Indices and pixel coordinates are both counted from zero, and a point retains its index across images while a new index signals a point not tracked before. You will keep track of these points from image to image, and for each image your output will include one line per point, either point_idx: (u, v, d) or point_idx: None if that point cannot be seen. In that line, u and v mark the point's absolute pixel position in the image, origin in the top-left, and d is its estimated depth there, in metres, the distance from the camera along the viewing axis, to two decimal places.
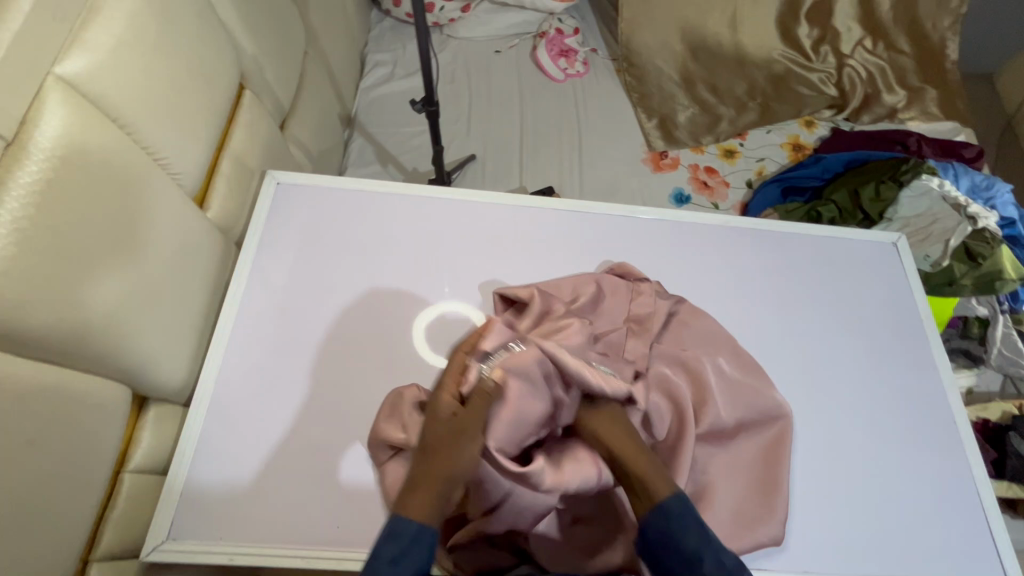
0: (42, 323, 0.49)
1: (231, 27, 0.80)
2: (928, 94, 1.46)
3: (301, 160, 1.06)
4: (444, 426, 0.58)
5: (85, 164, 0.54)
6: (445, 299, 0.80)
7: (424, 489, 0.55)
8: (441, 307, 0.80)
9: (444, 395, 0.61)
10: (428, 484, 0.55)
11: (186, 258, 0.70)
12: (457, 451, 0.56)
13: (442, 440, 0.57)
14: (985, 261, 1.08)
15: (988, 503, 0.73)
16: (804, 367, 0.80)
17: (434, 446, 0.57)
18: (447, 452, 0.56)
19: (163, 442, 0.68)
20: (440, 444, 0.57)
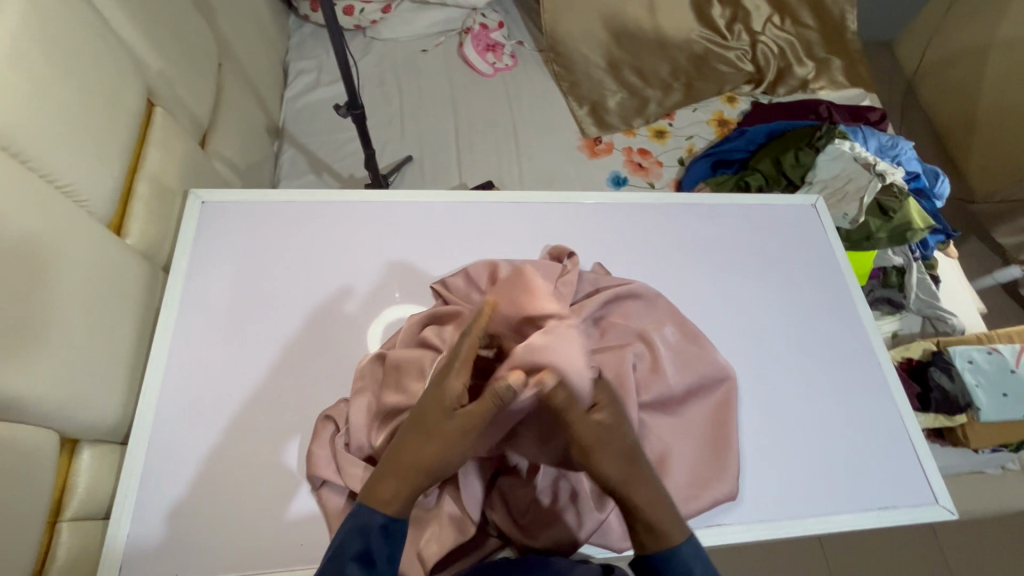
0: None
1: (129, 41, 0.76)
2: (834, 64, 1.56)
3: (227, 176, 1.02)
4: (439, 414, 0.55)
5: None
6: (393, 305, 0.80)
7: (399, 474, 0.55)
8: (387, 314, 0.79)
9: (454, 381, 0.56)
10: (402, 472, 0.54)
11: (106, 288, 0.66)
12: (441, 439, 0.54)
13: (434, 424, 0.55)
14: (896, 214, 1.17)
15: (915, 434, 0.79)
16: (743, 329, 0.84)
17: (424, 430, 0.55)
18: (427, 435, 0.55)
19: (104, 485, 0.65)
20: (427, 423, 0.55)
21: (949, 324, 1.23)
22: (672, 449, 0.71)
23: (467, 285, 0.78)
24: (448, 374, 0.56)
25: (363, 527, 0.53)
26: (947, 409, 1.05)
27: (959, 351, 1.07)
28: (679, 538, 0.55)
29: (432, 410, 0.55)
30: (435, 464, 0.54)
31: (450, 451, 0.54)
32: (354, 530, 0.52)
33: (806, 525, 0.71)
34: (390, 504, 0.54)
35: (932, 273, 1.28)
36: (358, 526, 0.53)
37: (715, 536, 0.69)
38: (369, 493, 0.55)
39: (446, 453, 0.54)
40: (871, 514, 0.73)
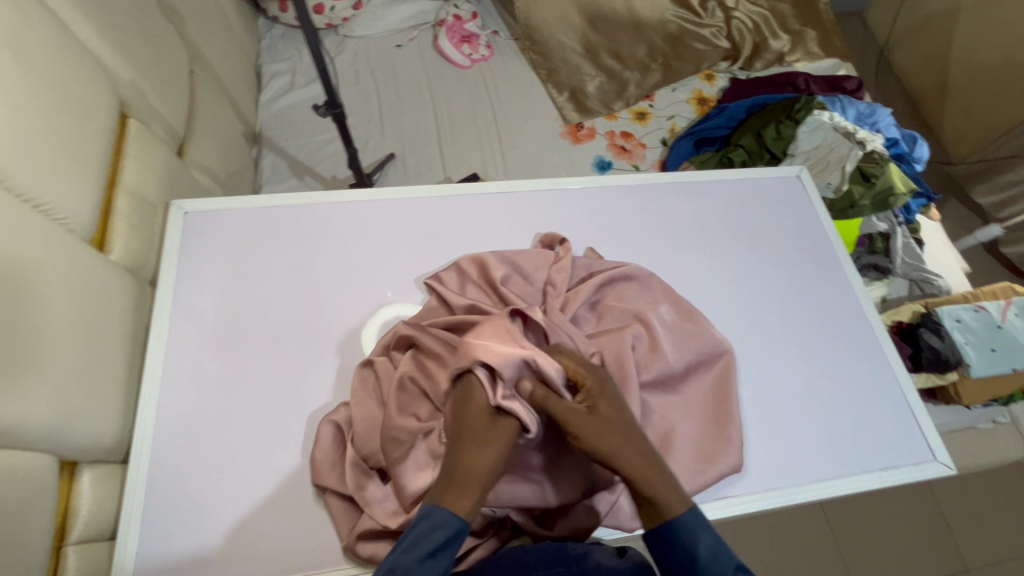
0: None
1: (97, 53, 0.73)
2: (808, 36, 1.56)
3: (208, 185, 1.00)
4: (485, 422, 0.58)
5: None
6: (390, 303, 0.79)
7: (468, 484, 0.55)
8: (384, 314, 0.78)
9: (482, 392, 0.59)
10: (472, 481, 0.55)
11: (92, 307, 0.64)
12: (496, 443, 0.57)
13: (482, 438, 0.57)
14: (878, 180, 1.19)
15: (910, 395, 0.81)
16: (738, 304, 0.85)
17: (479, 440, 0.57)
18: (479, 444, 0.57)
19: (107, 507, 0.64)
20: (480, 436, 0.57)
21: (935, 285, 1.25)
22: (676, 426, 0.71)
23: (460, 279, 0.77)
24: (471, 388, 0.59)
25: (437, 523, 0.52)
26: (938, 366, 1.06)
27: (947, 311, 1.09)
28: (679, 507, 0.56)
29: (477, 424, 0.58)
30: (498, 465, 0.56)
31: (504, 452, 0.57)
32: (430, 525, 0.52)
33: (811, 491, 0.72)
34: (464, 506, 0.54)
35: (916, 237, 1.30)
36: (427, 522, 0.53)
37: (722, 509, 0.70)
38: (437, 497, 0.55)
39: (502, 455, 0.57)
40: (872, 476, 0.74)
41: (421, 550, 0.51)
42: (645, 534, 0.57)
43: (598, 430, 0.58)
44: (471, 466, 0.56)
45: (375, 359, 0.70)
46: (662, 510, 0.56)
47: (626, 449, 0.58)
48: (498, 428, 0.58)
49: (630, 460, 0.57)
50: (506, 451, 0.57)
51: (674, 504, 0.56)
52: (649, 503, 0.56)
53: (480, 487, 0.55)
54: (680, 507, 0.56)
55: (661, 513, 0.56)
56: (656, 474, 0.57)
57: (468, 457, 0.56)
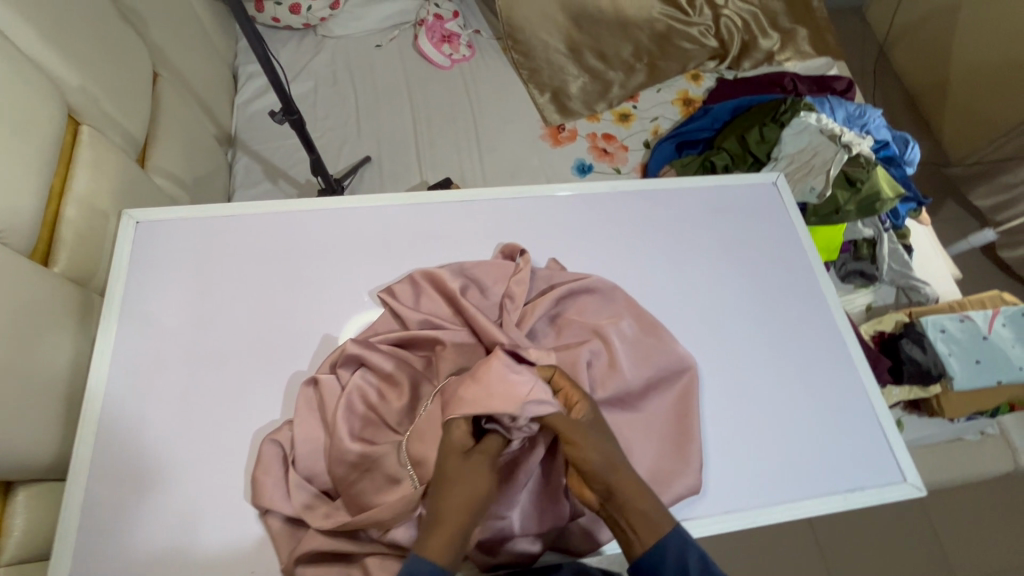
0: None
1: (43, 59, 0.72)
2: (799, 34, 1.52)
3: (171, 190, 0.99)
4: (460, 457, 0.57)
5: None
6: (347, 322, 0.77)
7: (446, 525, 0.54)
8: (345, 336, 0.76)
9: (455, 428, 0.58)
10: (449, 521, 0.54)
11: (31, 322, 0.63)
12: (475, 477, 0.56)
13: (464, 476, 0.56)
14: (864, 184, 1.15)
15: (881, 413, 0.78)
16: (706, 316, 0.82)
17: (453, 479, 0.55)
18: (460, 483, 0.55)
19: (44, 527, 0.62)
20: (459, 474, 0.56)
21: (923, 292, 1.21)
22: (633, 446, 0.69)
23: (414, 292, 0.75)
24: (449, 422, 0.58)
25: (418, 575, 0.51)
26: (920, 380, 1.03)
27: (931, 321, 1.06)
28: (667, 527, 0.58)
29: (455, 458, 0.57)
30: (476, 500, 0.55)
31: (484, 482, 0.56)
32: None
33: (773, 513, 0.70)
34: (442, 552, 0.53)
35: (904, 243, 1.26)
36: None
37: (679, 532, 0.68)
38: (419, 546, 0.53)
39: (480, 487, 0.56)
40: (838, 497, 0.72)
41: None
42: (641, 554, 0.57)
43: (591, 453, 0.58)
44: (448, 506, 0.54)
45: (320, 377, 0.68)
46: (653, 527, 0.57)
47: (621, 472, 0.58)
48: (475, 461, 0.57)
49: (620, 482, 0.58)
50: (487, 482, 0.56)
51: (663, 524, 0.57)
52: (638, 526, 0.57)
53: (458, 527, 0.54)
54: (665, 527, 0.58)
55: (653, 531, 0.57)
56: (644, 497, 0.58)
57: (450, 497, 0.55)
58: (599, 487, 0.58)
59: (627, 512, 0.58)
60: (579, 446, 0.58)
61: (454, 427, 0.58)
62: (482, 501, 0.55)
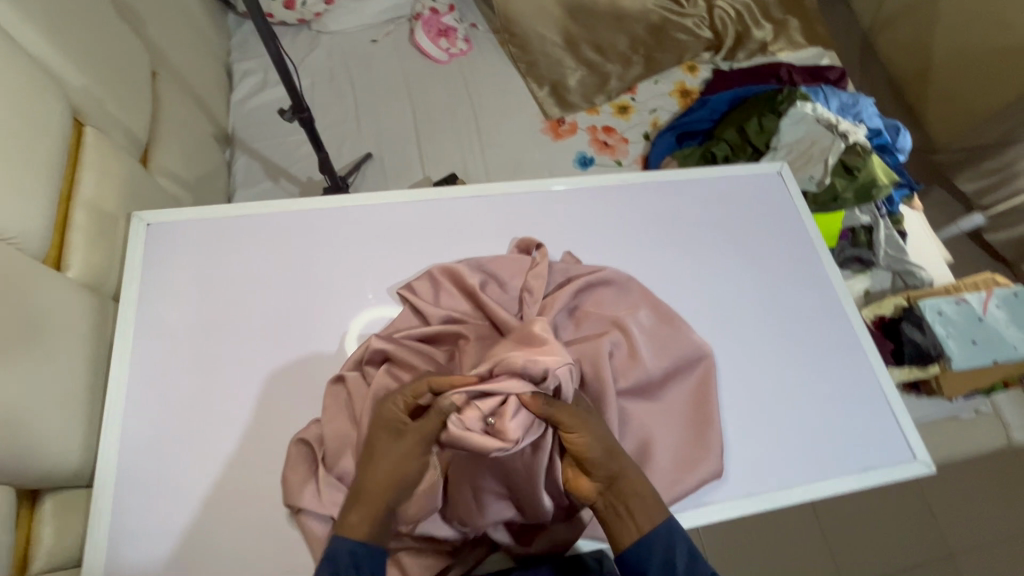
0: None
1: (47, 59, 0.70)
2: (791, 25, 1.54)
3: (175, 191, 0.97)
4: (389, 436, 0.60)
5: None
6: (367, 307, 0.77)
7: (366, 499, 0.58)
8: (351, 332, 0.76)
9: (394, 404, 0.60)
10: (370, 498, 0.58)
11: (49, 329, 0.62)
12: (401, 458, 0.58)
13: (386, 451, 0.59)
14: (861, 172, 1.18)
15: (890, 395, 0.80)
16: (720, 304, 0.84)
17: (379, 454, 0.59)
18: (383, 458, 0.59)
19: (72, 534, 0.62)
20: (384, 453, 0.59)
21: (918, 278, 1.24)
22: (655, 433, 0.71)
23: (434, 289, 0.75)
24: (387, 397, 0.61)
25: (335, 549, 0.56)
26: (919, 361, 1.08)
27: (929, 305, 1.08)
28: (660, 517, 0.60)
29: (388, 436, 0.60)
30: (397, 476, 0.58)
31: (409, 461, 0.58)
32: (326, 555, 0.56)
33: (792, 495, 0.72)
34: (359, 528, 0.57)
35: (899, 229, 1.29)
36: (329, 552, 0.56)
37: (704, 517, 0.69)
38: (341, 520, 0.58)
39: (406, 467, 0.58)
40: (853, 478, 0.74)
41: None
42: (630, 542, 0.59)
43: (590, 443, 0.59)
44: (372, 483, 0.58)
45: (346, 374, 0.68)
46: (648, 513, 0.59)
47: (619, 457, 0.60)
48: (402, 439, 0.59)
49: (619, 468, 0.60)
50: (411, 459, 0.58)
51: (659, 511, 0.60)
52: (632, 516, 0.59)
53: (379, 504, 0.58)
54: (660, 515, 0.60)
55: (648, 517, 0.59)
56: (641, 484, 0.60)
57: (375, 472, 0.59)
58: (599, 474, 0.59)
59: (625, 498, 0.59)
60: (577, 435, 0.59)
61: (390, 404, 0.60)
62: (404, 477, 0.58)
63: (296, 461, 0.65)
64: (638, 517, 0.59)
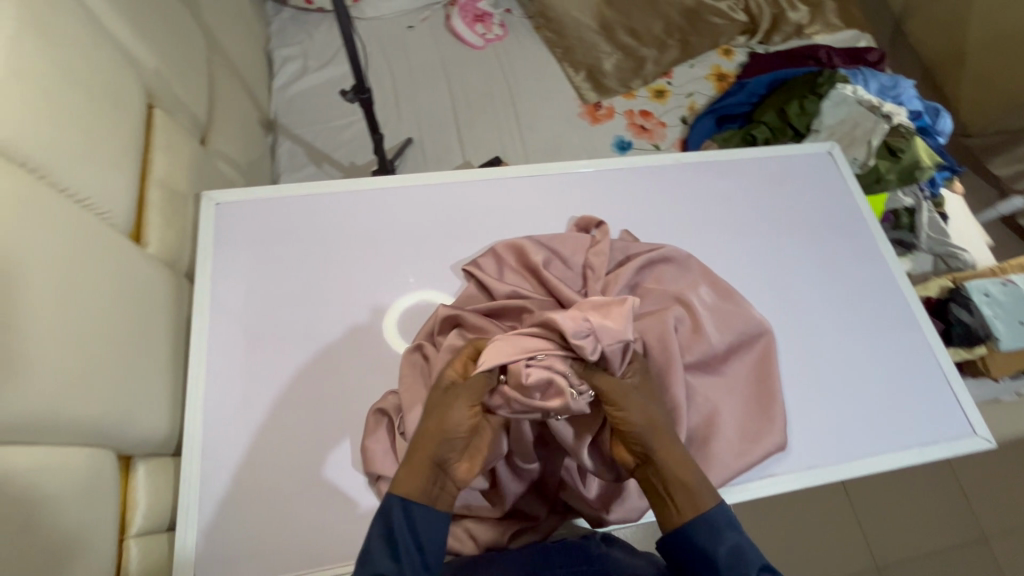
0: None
1: (122, 41, 0.72)
2: (827, 6, 1.53)
3: (232, 174, 0.99)
4: (440, 394, 0.59)
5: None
6: (409, 291, 0.79)
7: (419, 458, 0.56)
8: (391, 314, 0.77)
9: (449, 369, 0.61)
10: (422, 452, 0.56)
11: (138, 303, 0.65)
12: (451, 412, 0.56)
13: (440, 404, 0.58)
14: (904, 153, 1.17)
15: (949, 371, 0.81)
16: (776, 283, 0.84)
17: (434, 408, 0.58)
18: (437, 412, 0.57)
19: (162, 499, 0.65)
20: (437, 409, 0.58)
21: (961, 259, 1.24)
22: (720, 407, 0.72)
23: (498, 265, 0.78)
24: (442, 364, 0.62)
25: (387, 511, 0.54)
26: (967, 342, 1.07)
27: (975, 286, 1.09)
28: (710, 503, 0.56)
29: (438, 395, 0.59)
30: (451, 432, 0.56)
31: (460, 415, 0.56)
32: (379, 514, 0.54)
33: (853, 467, 0.73)
34: (413, 483, 0.55)
35: (941, 211, 1.28)
36: (382, 509, 0.54)
37: (768, 487, 0.71)
38: (394, 479, 0.56)
39: (458, 420, 0.56)
40: (913, 451, 0.75)
41: (373, 542, 0.53)
42: (675, 526, 0.55)
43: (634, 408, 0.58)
44: (423, 437, 0.56)
45: (422, 345, 0.71)
46: (694, 499, 0.55)
47: (663, 435, 0.58)
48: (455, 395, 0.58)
49: (664, 450, 0.57)
50: (467, 411, 0.57)
51: (706, 495, 0.56)
52: (678, 491, 0.56)
53: (430, 459, 0.55)
54: (708, 502, 0.56)
55: (694, 501, 0.56)
56: (687, 467, 0.57)
57: (431, 425, 0.57)
58: (639, 449, 0.58)
59: (668, 480, 0.56)
60: (620, 409, 0.58)
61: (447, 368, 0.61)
62: (456, 429, 0.56)
63: (374, 431, 0.68)
64: (679, 495, 0.56)
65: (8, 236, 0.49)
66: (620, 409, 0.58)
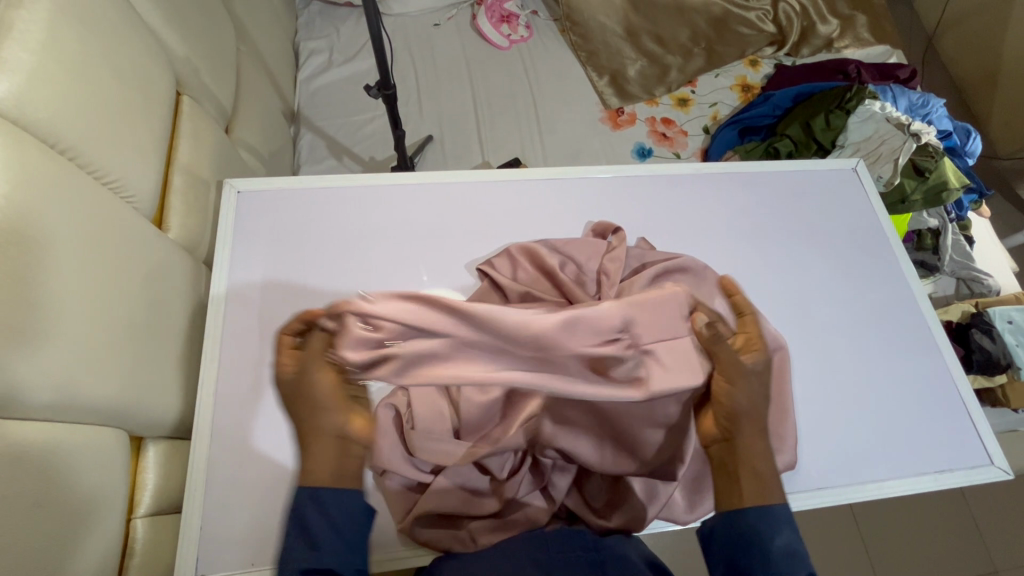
0: (5, 373, 0.45)
1: (155, 28, 0.74)
2: (859, 20, 1.49)
3: (253, 164, 1.00)
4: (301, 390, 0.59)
5: (12, 191, 0.48)
6: (426, 288, 0.79)
7: (320, 454, 0.57)
8: None
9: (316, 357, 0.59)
10: (321, 446, 0.58)
11: (158, 286, 0.66)
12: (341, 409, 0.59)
13: (316, 411, 0.59)
14: (931, 174, 1.14)
15: (968, 398, 0.79)
16: (794, 300, 0.83)
17: (319, 406, 0.59)
18: (318, 408, 0.58)
19: (171, 480, 0.66)
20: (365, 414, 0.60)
21: (985, 284, 1.22)
22: None
23: (513, 266, 0.78)
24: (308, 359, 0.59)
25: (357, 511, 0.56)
26: (988, 369, 1.05)
27: (998, 312, 1.07)
28: (774, 498, 0.60)
29: (303, 394, 0.59)
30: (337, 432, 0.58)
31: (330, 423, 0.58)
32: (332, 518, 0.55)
33: (865, 491, 0.72)
34: (326, 471, 0.57)
35: (965, 234, 1.26)
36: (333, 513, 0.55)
37: None
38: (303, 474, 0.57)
39: (326, 424, 0.58)
40: (928, 478, 0.73)
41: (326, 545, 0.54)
42: (729, 505, 0.60)
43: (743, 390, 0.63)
44: (310, 433, 0.58)
45: None
46: (760, 489, 0.60)
47: (754, 421, 0.63)
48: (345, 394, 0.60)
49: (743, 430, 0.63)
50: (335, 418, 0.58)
51: (773, 490, 0.60)
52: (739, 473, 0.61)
53: (332, 450, 0.58)
54: (774, 496, 0.60)
55: (760, 493, 0.60)
56: (761, 459, 0.62)
57: (315, 425, 0.58)
58: (727, 426, 0.63)
59: (739, 461, 0.62)
60: (728, 384, 0.63)
61: (318, 374, 0.59)
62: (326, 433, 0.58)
63: None
64: (745, 479, 0.60)
65: (37, 212, 0.50)
66: (728, 382, 0.63)
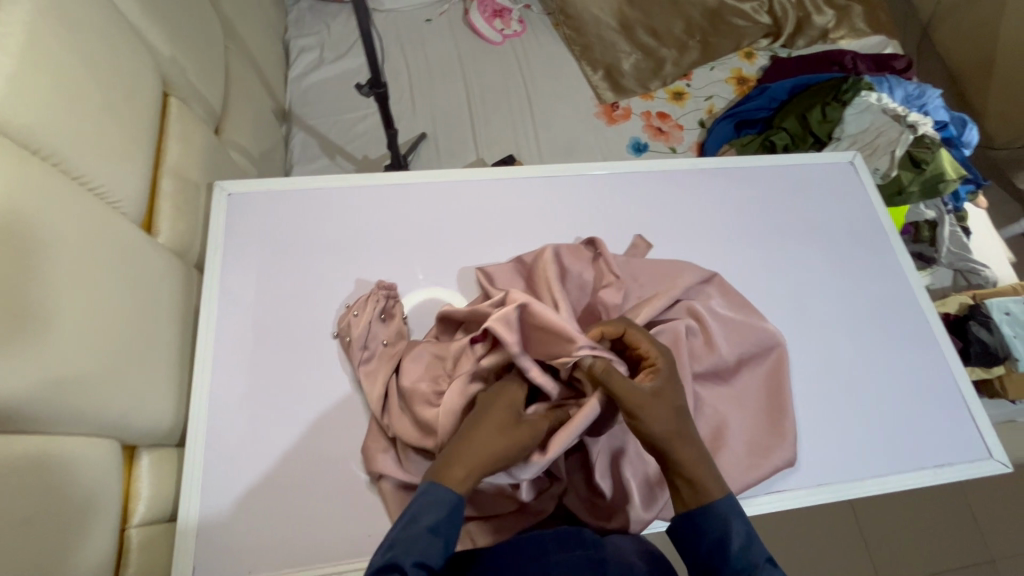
0: None
1: (141, 29, 0.72)
2: (855, 11, 1.48)
3: (244, 165, 0.98)
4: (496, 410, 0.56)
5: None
6: (416, 289, 0.78)
7: (468, 459, 0.52)
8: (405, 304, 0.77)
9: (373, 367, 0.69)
10: (468, 462, 0.52)
11: (148, 292, 0.65)
12: (493, 427, 0.54)
13: (491, 422, 0.55)
14: (928, 166, 1.13)
15: (966, 390, 0.79)
16: (791, 296, 0.82)
17: (481, 421, 0.55)
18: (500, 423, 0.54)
19: (166, 487, 0.66)
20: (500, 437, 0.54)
21: (981, 276, 1.22)
22: (728, 418, 0.71)
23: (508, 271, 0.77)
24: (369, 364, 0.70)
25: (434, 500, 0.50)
26: (986, 360, 1.05)
27: (996, 303, 1.07)
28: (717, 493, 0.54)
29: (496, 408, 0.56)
30: (498, 458, 0.52)
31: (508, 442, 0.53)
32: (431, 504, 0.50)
33: (864, 486, 0.72)
34: (456, 486, 0.51)
35: (962, 225, 1.25)
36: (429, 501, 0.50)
37: (775, 503, 0.70)
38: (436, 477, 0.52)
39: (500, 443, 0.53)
40: (928, 472, 0.73)
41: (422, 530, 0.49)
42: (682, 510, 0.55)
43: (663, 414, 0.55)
44: (474, 445, 0.53)
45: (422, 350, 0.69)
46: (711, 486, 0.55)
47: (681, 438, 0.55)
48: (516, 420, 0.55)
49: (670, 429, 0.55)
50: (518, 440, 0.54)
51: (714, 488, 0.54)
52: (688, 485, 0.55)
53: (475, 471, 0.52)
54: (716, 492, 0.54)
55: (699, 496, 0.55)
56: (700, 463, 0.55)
57: (480, 435, 0.54)
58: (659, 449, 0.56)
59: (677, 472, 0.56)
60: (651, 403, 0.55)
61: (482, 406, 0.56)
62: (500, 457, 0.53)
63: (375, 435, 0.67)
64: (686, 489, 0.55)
65: (22, 221, 0.49)
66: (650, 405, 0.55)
